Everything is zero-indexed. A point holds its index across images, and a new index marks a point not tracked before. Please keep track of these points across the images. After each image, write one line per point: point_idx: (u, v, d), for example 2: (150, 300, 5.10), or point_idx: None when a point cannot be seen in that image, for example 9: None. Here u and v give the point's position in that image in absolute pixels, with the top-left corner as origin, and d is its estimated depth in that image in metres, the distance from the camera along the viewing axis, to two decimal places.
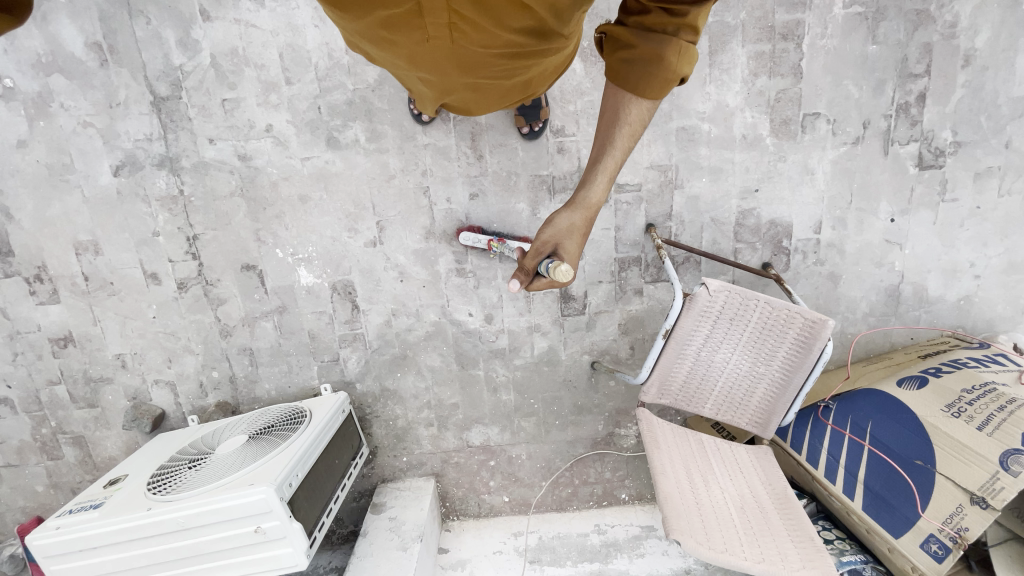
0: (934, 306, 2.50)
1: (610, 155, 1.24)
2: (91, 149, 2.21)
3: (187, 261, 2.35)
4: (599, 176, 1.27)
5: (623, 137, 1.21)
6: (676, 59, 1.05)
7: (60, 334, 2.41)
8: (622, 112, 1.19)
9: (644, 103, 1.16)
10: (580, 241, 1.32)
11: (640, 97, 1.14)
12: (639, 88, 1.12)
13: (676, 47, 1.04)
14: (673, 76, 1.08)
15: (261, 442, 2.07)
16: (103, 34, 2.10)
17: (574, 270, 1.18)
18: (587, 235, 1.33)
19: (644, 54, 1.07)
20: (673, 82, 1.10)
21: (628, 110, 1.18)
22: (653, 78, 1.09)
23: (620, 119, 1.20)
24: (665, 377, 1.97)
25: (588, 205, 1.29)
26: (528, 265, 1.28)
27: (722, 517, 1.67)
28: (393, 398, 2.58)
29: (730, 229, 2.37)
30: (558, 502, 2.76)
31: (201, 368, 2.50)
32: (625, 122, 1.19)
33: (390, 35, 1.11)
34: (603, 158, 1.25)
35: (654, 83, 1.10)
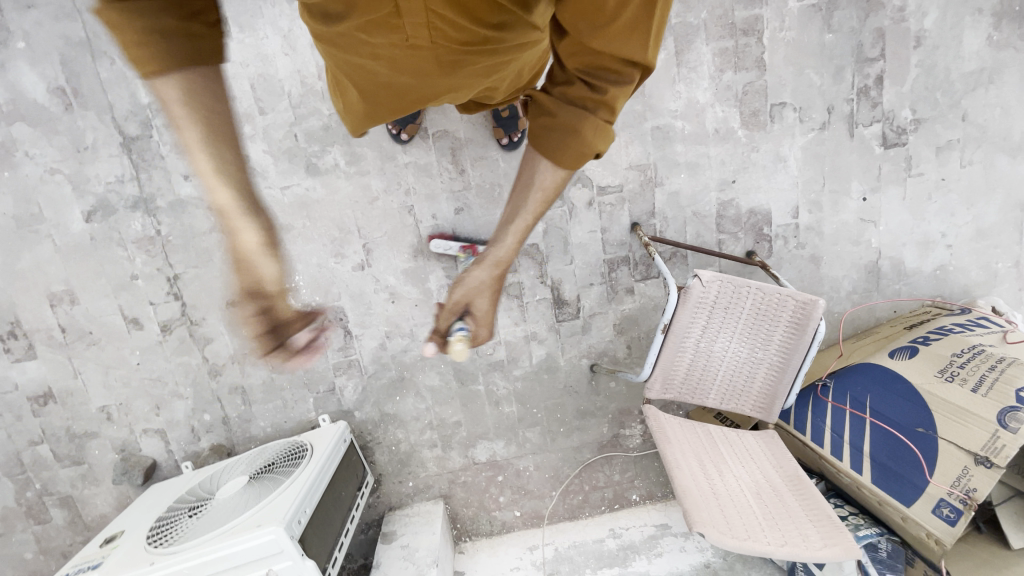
0: (913, 278, 2.59)
1: (523, 216, 1.08)
2: (60, 196, 2.15)
3: (170, 303, 2.28)
4: (511, 235, 1.11)
5: (537, 200, 1.07)
6: (592, 135, 0.96)
7: (40, 392, 2.32)
8: (534, 172, 1.05)
9: (558, 172, 1.03)
10: (494, 306, 1.16)
11: (554, 164, 1.02)
12: (552, 155, 1.00)
13: (593, 122, 0.95)
14: (587, 149, 0.98)
15: (264, 482, 2.00)
16: (65, 78, 2.05)
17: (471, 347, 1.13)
18: (500, 290, 1.16)
19: (561, 121, 0.96)
20: (589, 156, 0.99)
21: (542, 174, 1.04)
22: (569, 147, 0.98)
23: (535, 181, 1.06)
24: (668, 371, 1.97)
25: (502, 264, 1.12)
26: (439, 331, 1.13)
27: (741, 505, 1.67)
28: (394, 422, 2.54)
29: (712, 221, 2.42)
30: (571, 510, 2.73)
31: (192, 412, 2.41)
32: (538, 184, 1.05)
33: (371, 37, 1.13)
34: (517, 214, 1.09)
35: (567, 154, 0.99)
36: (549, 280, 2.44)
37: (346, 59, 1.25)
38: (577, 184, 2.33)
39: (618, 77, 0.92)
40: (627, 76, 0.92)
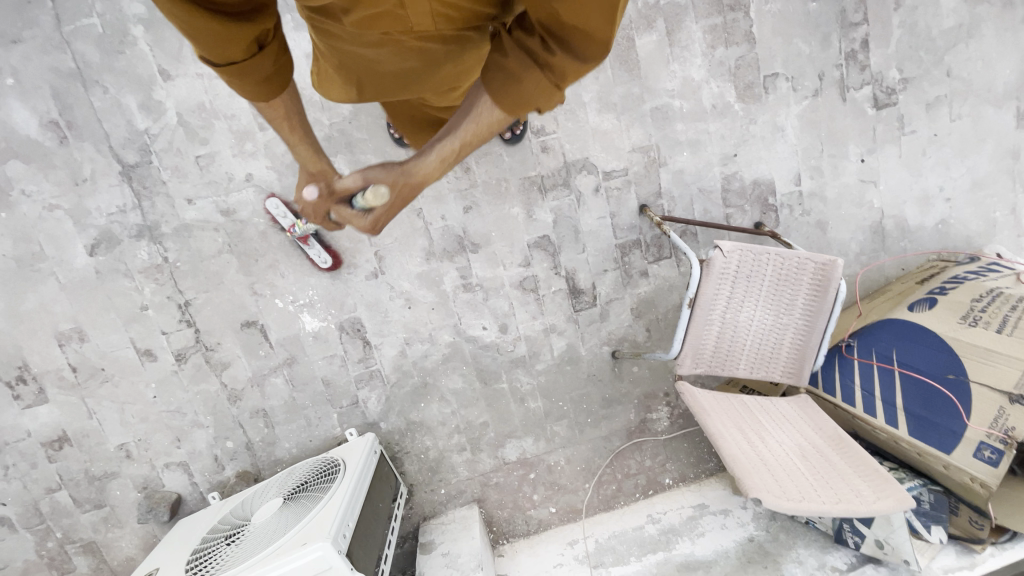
0: (916, 234, 2.64)
1: (448, 140, 1.08)
2: (61, 233, 2.11)
3: (183, 330, 2.24)
4: (432, 155, 1.11)
5: (466, 131, 1.06)
6: (533, 92, 0.92)
7: (54, 436, 2.27)
8: (475, 101, 1.02)
9: (497, 112, 1.01)
10: (395, 210, 1.20)
11: (493, 104, 0.99)
12: (493, 91, 0.97)
13: (536, 77, 0.90)
14: (527, 101, 0.95)
15: (300, 501, 1.95)
16: (58, 111, 2.02)
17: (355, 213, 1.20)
18: (406, 200, 1.19)
19: (508, 65, 0.91)
20: (527, 108, 0.97)
21: (480, 107, 1.02)
22: (507, 91, 0.94)
23: (472, 112, 1.04)
24: (697, 346, 1.96)
25: (412, 175, 1.13)
26: (339, 188, 1.18)
27: (789, 468, 1.67)
28: (421, 429, 2.51)
29: (718, 196, 2.44)
30: (606, 501, 2.71)
31: (214, 441, 2.36)
32: (472, 114, 1.03)
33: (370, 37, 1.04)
34: (445, 136, 1.09)
35: (505, 99, 0.96)
36: (563, 270, 2.44)
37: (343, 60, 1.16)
38: (582, 171, 2.34)
39: (575, 51, 0.85)
40: (587, 55, 0.85)
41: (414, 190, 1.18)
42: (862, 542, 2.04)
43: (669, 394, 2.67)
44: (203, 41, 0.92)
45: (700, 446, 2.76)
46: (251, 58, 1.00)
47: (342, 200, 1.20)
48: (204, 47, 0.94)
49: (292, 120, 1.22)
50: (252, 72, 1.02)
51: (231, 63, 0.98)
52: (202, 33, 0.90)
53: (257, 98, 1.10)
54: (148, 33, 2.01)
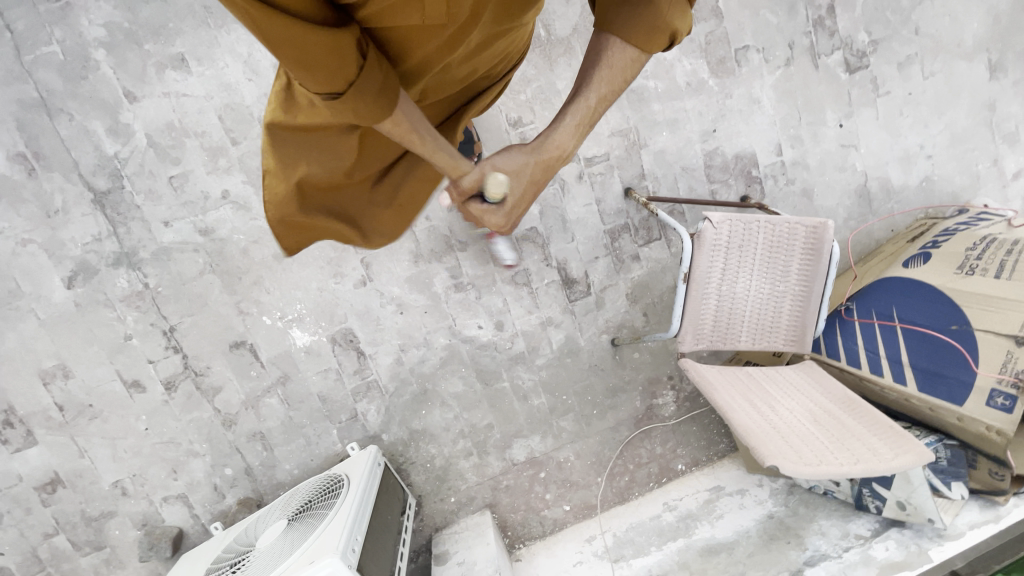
0: (902, 194, 2.64)
1: (585, 98, 1.02)
2: (36, 267, 2.05)
3: (170, 357, 2.17)
4: (569, 119, 1.04)
5: (601, 82, 1.01)
6: (669, 8, 0.93)
7: (46, 479, 2.20)
8: (602, 48, 1.00)
9: (631, 52, 0.99)
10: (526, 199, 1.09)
11: (627, 42, 0.97)
12: (624, 29, 0.96)
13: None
14: (664, 24, 0.95)
15: (305, 521, 1.89)
16: (24, 143, 1.97)
17: (493, 212, 1.07)
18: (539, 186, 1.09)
19: None
20: (664, 32, 0.96)
21: (612, 52, 0.99)
22: (640, 23, 0.95)
23: (603, 58, 1.00)
24: (697, 322, 1.92)
25: (551, 149, 1.05)
26: (468, 183, 1.04)
27: (804, 434, 1.63)
28: (424, 438, 2.45)
29: (702, 173, 2.42)
30: (620, 493, 2.65)
31: (212, 469, 2.28)
32: (603, 62, 1.00)
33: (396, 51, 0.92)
34: (580, 95, 1.03)
35: (641, 29, 0.95)
36: (554, 262, 2.41)
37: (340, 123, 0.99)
38: None
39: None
40: None
41: (550, 168, 1.08)
42: (884, 505, 2.02)
43: (673, 377, 2.64)
44: (311, 69, 0.75)
45: (710, 428, 2.72)
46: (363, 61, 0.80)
47: (472, 196, 1.07)
48: (317, 80, 0.77)
49: (417, 133, 0.98)
50: (372, 81, 0.82)
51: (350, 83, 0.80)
52: (305, 48, 0.72)
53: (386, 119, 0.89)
54: (110, 55, 1.97)
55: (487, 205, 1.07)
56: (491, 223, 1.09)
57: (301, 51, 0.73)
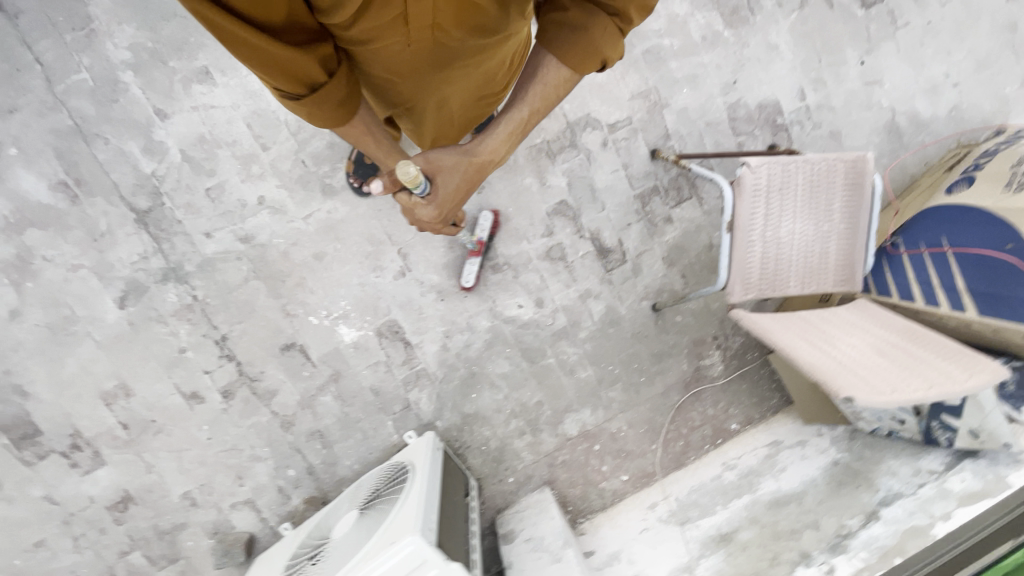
0: (931, 126, 2.58)
1: (519, 109, 1.25)
2: (88, 291, 2.10)
3: (224, 366, 2.21)
4: (502, 128, 1.28)
5: (535, 95, 1.22)
6: (600, 36, 1.07)
7: (117, 497, 2.25)
8: (540, 63, 1.17)
9: (564, 71, 1.16)
10: (458, 194, 1.36)
11: (560, 61, 1.13)
12: (557, 50, 1.12)
13: (603, 22, 1.05)
14: (594, 51, 1.09)
15: (376, 507, 1.91)
16: (64, 171, 2.03)
17: (425, 205, 1.34)
18: (468, 187, 1.36)
19: (571, 18, 1.07)
20: (595, 58, 1.10)
21: (546, 70, 1.17)
22: (575, 45, 1.09)
23: (538, 75, 1.19)
24: (746, 271, 1.90)
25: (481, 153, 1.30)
26: None
27: (872, 366, 1.61)
28: (477, 421, 2.47)
29: (727, 126, 2.40)
30: (676, 459, 2.64)
31: (275, 472, 2.33)
32: (539, 77, 1.19)
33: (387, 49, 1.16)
34: (512, 107, 1.25)
35: (572, 53, 1.10)
36: (587, 232, 2.40)
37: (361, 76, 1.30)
38: (587, 128, 2.32)
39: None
40: None
41: (482, 168, 1.33)
42: (956, 436, 1.97)
43: (718, 336, 2.62)
44: (275, 73, 0.95)
45: (761, 384, 2.69)
46: (327, 81, 1.04)
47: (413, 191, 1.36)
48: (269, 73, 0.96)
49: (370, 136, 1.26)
50: (332, 96, 1.07)
51: (312, 91, 1.03)
52: (275, 62, 0.93)
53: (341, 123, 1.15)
54: (137, 76, 2.02)
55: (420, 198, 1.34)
56: (426, 215, 1.36)
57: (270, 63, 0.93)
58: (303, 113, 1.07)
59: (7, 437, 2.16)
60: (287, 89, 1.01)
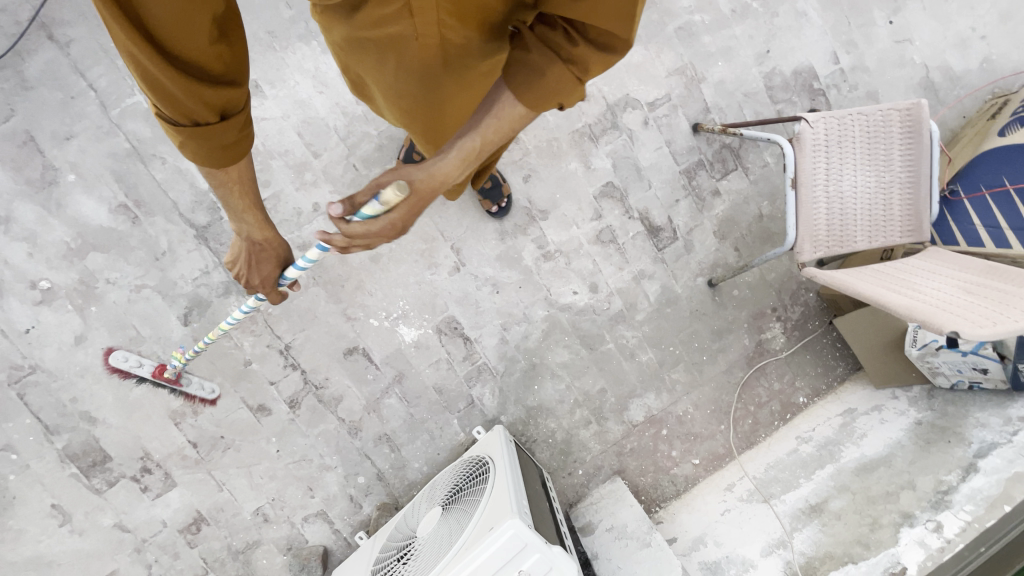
0: (966, 79, 2.55)
1: (471, 137, 1.19)
2: (152, 310, 2.12)
3: (290, 375, 2.22)
4: (454, 154, 1.21)
5: (488, 128, 1.17)
6: (556, 84, 1.02)
7: (189, 519, 2.22)
8: (497, 97, 1.14)
9: (518, 109, 1.11)
10: (414, 214, 1.22)
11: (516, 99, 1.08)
12: (514, 86, 1.06)
13: (559, 70, 0.99)
14: (551, 94, 1.03)
15: (459, 501, 1.88)
16: (124, 193, 2.07)
17: (381, 218, 1.17)
18: (419, 210, 1.22)
19: (531, 58, 1.01)
20: (551, 102, 1.05)
21: (502, 104, 1.14)
22: (532, 86, 1.03)
23: (493, 110, 1.15)
24: (813, 227, 1.88)
25: (437, 175, 1.20)
26: (361, 197, 1.17)
27: (964, 304, 1.56)
28: (542, 413, 2.43)
29: (764, 95, 2.42)
30: (746, 437, 2.58)
31: (345, 481, 2.30)
32: (495, 110, 1.15)
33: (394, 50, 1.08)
34: (464, 135, 1.20)
35: (527, 89, 1.04)
36: (636, 213, 2.40)
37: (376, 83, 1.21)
38: (627, 109, 2.34)
39: (595, 43, 0.96)
40: (606, 47, 0.97)
41: (431, 193, 1.22)
42: None
43: (777, 308, 2.57)
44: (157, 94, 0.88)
45: (825, 354, 2.62)
46: (219, 124, 0.95)
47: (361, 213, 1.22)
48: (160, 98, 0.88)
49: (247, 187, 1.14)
50: (218, 139, 0.96)
51: (193, 123, 0.93)
52: (159, 82, 0.85)
53: (220, 166, 1.02)
54: None
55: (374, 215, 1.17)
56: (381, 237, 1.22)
57: (154, 78, 0.85)
58: (176, 142, 0.95)
59: (76, 465, 2.13)
60: (165, 111, 0.90)
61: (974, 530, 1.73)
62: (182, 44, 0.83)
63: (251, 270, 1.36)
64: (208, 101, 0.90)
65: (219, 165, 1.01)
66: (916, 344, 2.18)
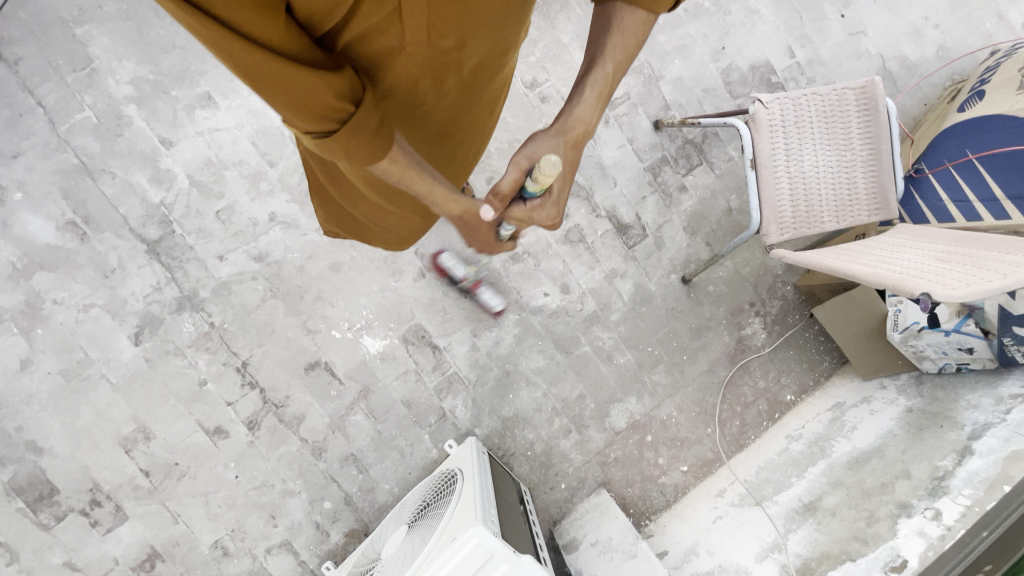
0: (923, 67, 2.59)
1: (603, 65, 1.01)
2: (102, 330, 2.03)
3: (248, 395, 2.11)
4: (590, 91, 1.04)
5: (616, 48, 1.00)
6: None
7: (142, 557, 2.06)
8: (611, 15, 0.99)
9: (641, 14, 0.98)
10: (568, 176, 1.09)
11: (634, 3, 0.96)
12: None
13: None
14: None
15: (424, 517, 1.74)
16: (73, 210, 2.01)
17: (553, 206, 1.09)
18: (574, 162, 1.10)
19: None
20: None
21: (621, 15, 0.98)
22: None
23: (613, 26, 0.99)
24: (777, 208, 1.85)
25: (577, 124, 1.05)
26: (508, 187, 1.03)
27: (937, 270, 1.51)
28: (519, 423, 2.31)
29: (722, 91, 2.44)
30: (735, 440, 2.45)
31: (311, 507, 2.15)
32: (617, 28, 0.99)
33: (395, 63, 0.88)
34: (595, 66, 1.02)
35: None
36: (603, 211, 2.36)
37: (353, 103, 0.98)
38: None
39: None
40: None
41: (578, 146, 1.08)
42: None
43: (755, 303, 2.51)
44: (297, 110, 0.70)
45: (809, 348, 2.53)
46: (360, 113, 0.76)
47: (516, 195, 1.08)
48: (303, 117, 0.71)
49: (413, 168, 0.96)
50: (370, 129, 0.79)
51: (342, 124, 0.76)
52: (289, 90, 0.67)
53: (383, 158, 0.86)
54: (140, 108, 2.05)
55: (534, 202, 1.07)
56: (543, 218, 1.10)
57: (289, 92, 0.67)
58: (337, 155, 0.80)
59: (20, 500, 2.00)
60: (318, 130, 0.74)
61: (975, 515, 1.60)
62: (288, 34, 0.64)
63: (471, 238, 1.20)
64: (342, 85, 0.72)
65: (383, 155, 0.85)
66: (897, 328, 2.10)
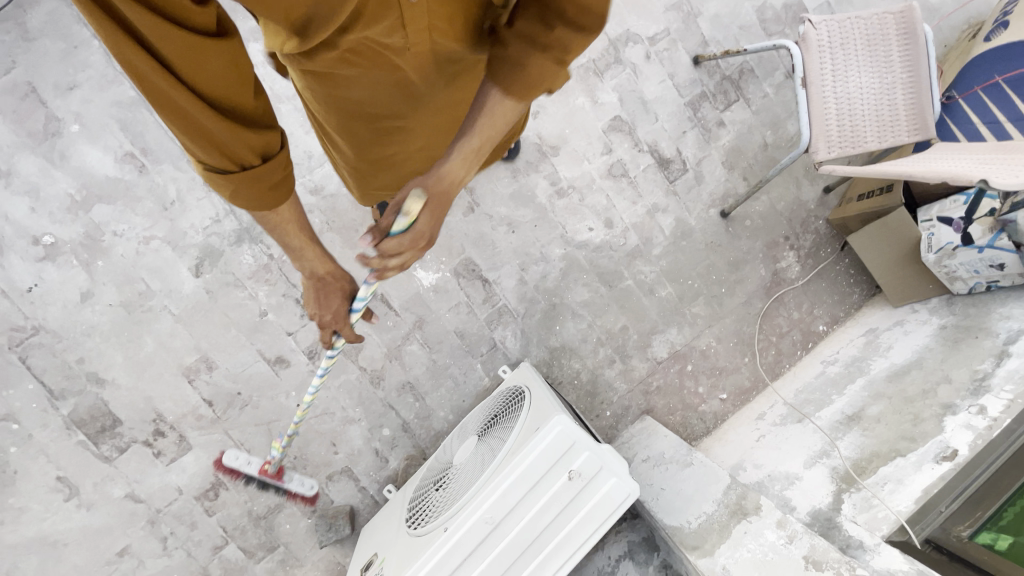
0: (945, 9, 2.68)
1: (467, 139, 1.01)
2: (162, 262, 2.06)
3: (307, 325, 2.15)
4: (458, 154, 1.03)
5: (481, 130, 1.00)
6: (536, 69, 0.87)
7: (206, 484, 2.10)
8: (481, 97, 0.97)
9: (508, 104, 0.96)
10: (432, 222, 1.07)
11: (503, 95, 0.94)
12: (500, 83, 0.92)
13: (541, 59, 0.85)
14: (537, 84, 0.90)
15: (495, 424, 1.80)
16: (131, 142, 2.03)
17: (398, 249, 1.05)
18: (441, 218, 1.08)
19: (504, 53, 0.88)
20: (537, 91, 0.91)
21: (489, 103, 0.97)
22: (515, 78, 0.89)
23: (482, 107, 0.98)
24: (824, 126, 1.92)
25: (446, 180, 1.04)
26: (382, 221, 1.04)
27: (984, 168, 1.61)
28: (566, 354, 2.39)
29: (757, 28, 2.50)
30: (771, 368, 2.55)
31: (370, 434, 2.21)
32: (482, 110, 0.98)
33: (352, 84, 0.96)
34: (462, 138, 1.02)
35: (514, 85, 0.90)
36: (645, 145, 2.43)
37: (328, 107, 1.04)
38: (628, 43, 2.40)
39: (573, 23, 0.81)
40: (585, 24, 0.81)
41: (445, 201, 1.07)
42: None
43: (789, 237, 2.60)
44: (196, 142, 0.86)
45: (840, 280, 2.62)
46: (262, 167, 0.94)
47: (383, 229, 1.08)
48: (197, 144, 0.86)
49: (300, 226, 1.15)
50: (266, 178, 0.95)
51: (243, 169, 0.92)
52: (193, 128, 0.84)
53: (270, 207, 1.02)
54: None
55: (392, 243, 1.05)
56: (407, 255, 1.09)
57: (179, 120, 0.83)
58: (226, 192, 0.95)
59: (84, 432, 2.02)
60: (209, 162, 0.89)
61: (1018, 406, 1.72)
62: (215, 83, 0.81)
63: (322, 308, 1.34)
64: (247, 141, 0.89)
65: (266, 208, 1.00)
66: (931, 249, 2.18)
